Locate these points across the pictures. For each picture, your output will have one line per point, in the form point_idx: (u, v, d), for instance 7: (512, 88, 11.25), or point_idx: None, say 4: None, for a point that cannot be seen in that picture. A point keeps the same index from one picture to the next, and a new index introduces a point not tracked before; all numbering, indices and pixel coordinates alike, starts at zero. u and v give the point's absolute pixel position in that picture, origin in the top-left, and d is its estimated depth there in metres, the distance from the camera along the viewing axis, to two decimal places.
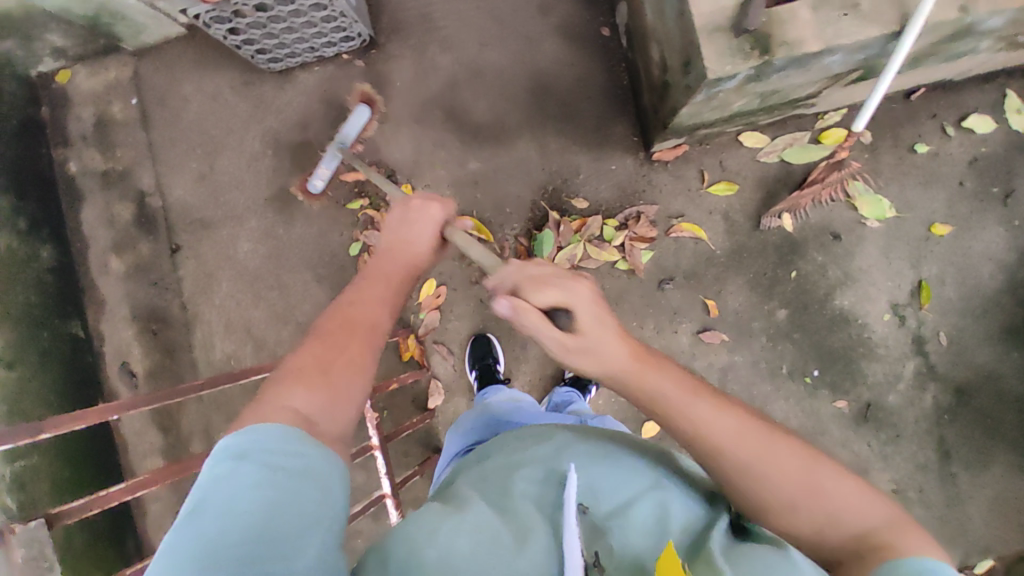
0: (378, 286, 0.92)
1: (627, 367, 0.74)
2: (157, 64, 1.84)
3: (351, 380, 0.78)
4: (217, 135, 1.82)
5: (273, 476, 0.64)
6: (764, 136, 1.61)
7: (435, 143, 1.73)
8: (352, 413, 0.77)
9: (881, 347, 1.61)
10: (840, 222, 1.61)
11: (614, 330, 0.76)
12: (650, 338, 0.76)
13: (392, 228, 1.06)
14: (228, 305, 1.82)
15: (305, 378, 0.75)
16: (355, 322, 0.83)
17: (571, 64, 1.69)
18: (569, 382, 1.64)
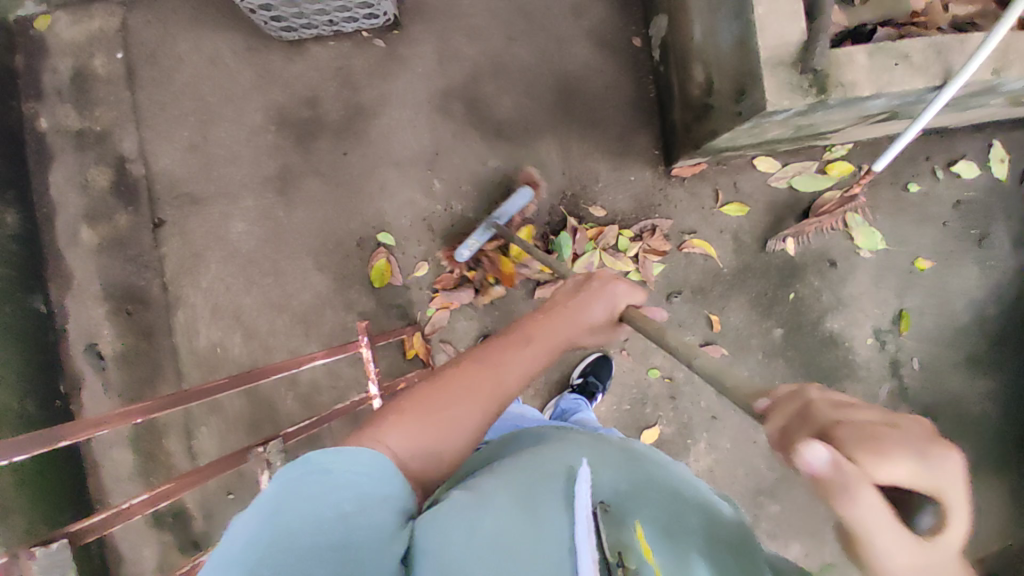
0: (519, 354, 0.87)
1: (869, 490, 0.48)
2: (150, 19, 1.70)
3: (449, 446, 0.77)
4: (213, 104, 1.69)
5: (349, 494, 0.62)
6: (776, 162, 1.68)
7: (455, 136, 1.68)
8: (435, 478, 0.76)
9: (863, 369, 1.73)
10: (838, 250, 1.71)
11: (865, 435, 0.50)
12: (932, 471, 0.49)
13: (571, 292, 1.00)
14: (215, 289, 1.69)
15: (416, 426, 0.75)
16: (479, 389, 0.81)
17: (600, 70, 1.67)
18: (577, 389, 1.64)
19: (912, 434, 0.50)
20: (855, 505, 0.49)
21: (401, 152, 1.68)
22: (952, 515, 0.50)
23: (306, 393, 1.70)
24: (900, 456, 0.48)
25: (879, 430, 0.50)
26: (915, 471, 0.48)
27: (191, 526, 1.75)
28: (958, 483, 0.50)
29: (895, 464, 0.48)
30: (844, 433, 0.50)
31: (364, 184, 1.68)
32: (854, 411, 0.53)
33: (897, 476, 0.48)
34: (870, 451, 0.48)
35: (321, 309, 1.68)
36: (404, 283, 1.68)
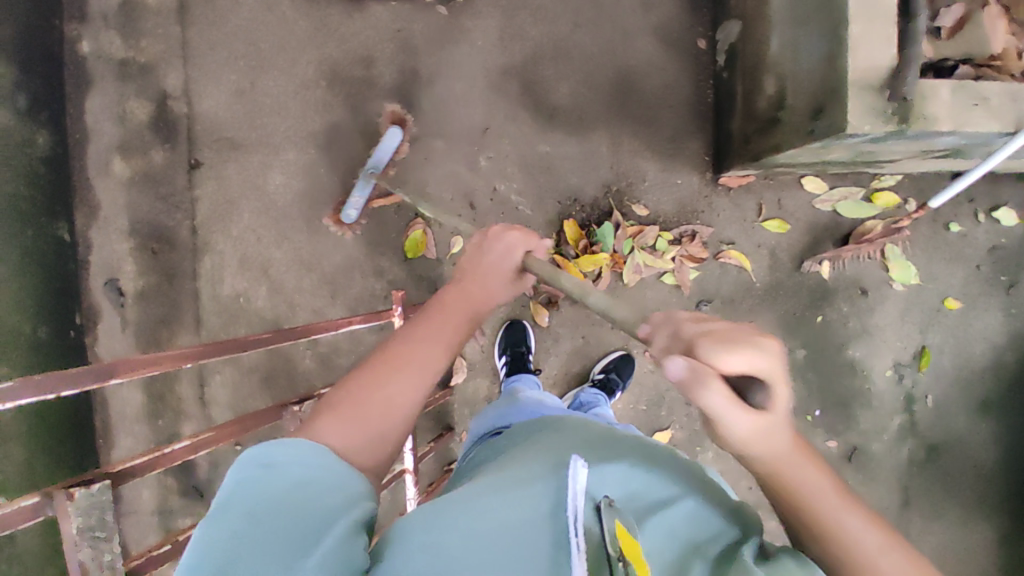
0: (431, 324, 0.88)
1: (716, 388, 0.62)
2: None
3: (383, 422, 0.77)
4: (265, 51, 1.65)
5: (295, 479, 0.66)
6: (824, 184, 1.68)
7: (507, 116, 1.65)
8: (382, 455, 0.76)
9: (878, 400, 1.75)
10: (870, 279, 1.71)
11: (714, 339, 0.64)
12: (761, 359, 0.64)
13: (469, 256, 0.98)
14: (245, 239, 1.66)
15: (341, 416, 0.75)
16: (395, 362, 0.81)
17: (661, 68, 1.65)
18: (597, 383, 1.63)
19: (743, 331, 0.66)
20: (710, 398, 0.62)
21: (451, 125, 1.65)
22: (776, 398, 0.66)
23: (325, 355, 1.68)
24: (739, 353, 0.63)
25: (726, 333, 0.65)
26: (749, 360, 0.63)
27: (193, 473, 1.75)
28: (780, 366, 0.65)
29: (735, 358, 0.63)
30: (700, 341, 0.64)
31: (408, 153, 1.65)
32: (711, 324, 0.67)
33: (739, 367, 0.63)
34: (716, 351, 0.63)
35: (351, 272, 1.66)
36: (437, 257, 1.66)
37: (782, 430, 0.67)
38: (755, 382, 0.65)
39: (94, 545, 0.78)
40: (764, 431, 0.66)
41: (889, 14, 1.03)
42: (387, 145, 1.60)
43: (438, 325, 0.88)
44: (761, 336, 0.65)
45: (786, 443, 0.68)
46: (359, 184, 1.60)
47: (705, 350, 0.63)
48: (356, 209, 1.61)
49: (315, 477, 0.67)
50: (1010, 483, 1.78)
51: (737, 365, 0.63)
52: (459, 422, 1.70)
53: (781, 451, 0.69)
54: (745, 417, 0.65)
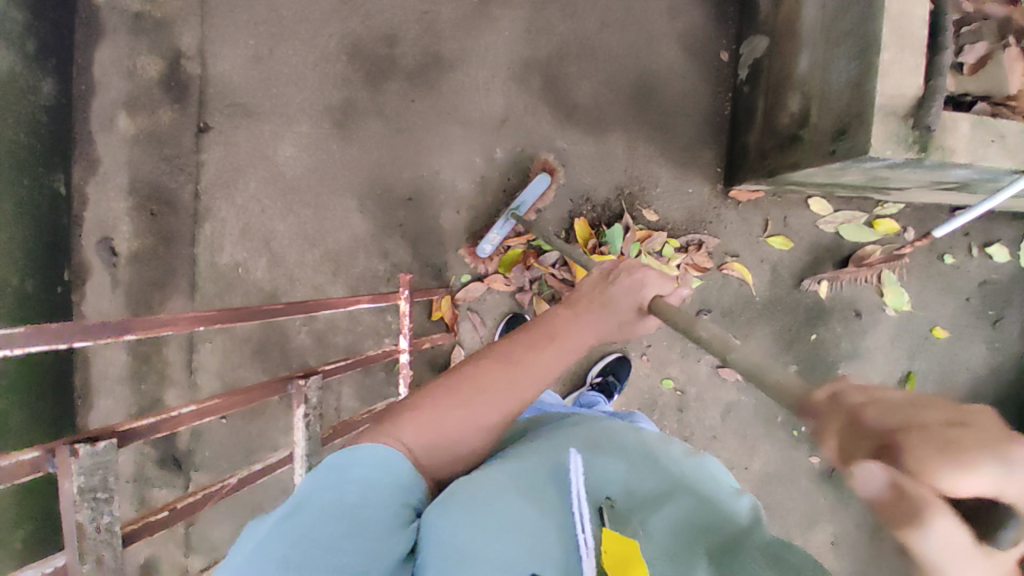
0: (535, 348, 0.85)
1: (942, 514, 0.40)
2: None
3: (456, 438, 0.76)
4: (287, 19, 1.61)
5: (358, 484, 0.67)
6: (829, 206, 1.71)
7: (528, 109, 1.65)
8: (448, 470, 0.76)
9: None
10: (865, 302, 1.76)
11: (943, 442, 0.40)
12: (1012, 473, 0.40)
13: (593, 281, 0.94)
14: (250, 208, 1.63)
15: (425, 421, 0.76)
16: (487, 379, 0.80)
17: (683, 76, 1.66)
18: (596, 385, 1.66)
19: (987, 427, 0.41)
20: (922, 528, 0.41)
21: (470, 112, 1.64)
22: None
23: (321, 332, 1.66)
24: (985, 465, 0.40)
25: (956, 428, 0.41)
26: (999, 478, 0.40)
27: (174, 441, 1.71)
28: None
29: (976, 475, 0.39)
30: (915, 437, 0.40)
31: (424, 137, 1.64)
32: (926, 410, 0.42)
33: (976, 488, 0.40)
34: (939, 456, 0.39)
35: (356, 251, 1.64)
36: (445, 244, 1.65)
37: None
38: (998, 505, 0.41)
39: (94, 505, 0.76)
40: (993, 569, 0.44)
41: (919, 45, 1.06)
42: (534, 189, 1.61)
43: (540, 346, 0.85)
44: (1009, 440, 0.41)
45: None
46: (501, 224, 1.59)
47: (917, 451, 0.40)
48: (493, 246, 1.61)
49: (385, 482, 0.68)
50: None
51: (968, 481, 0.39)
52: None
53: None
54: (980, 560, 0.42)
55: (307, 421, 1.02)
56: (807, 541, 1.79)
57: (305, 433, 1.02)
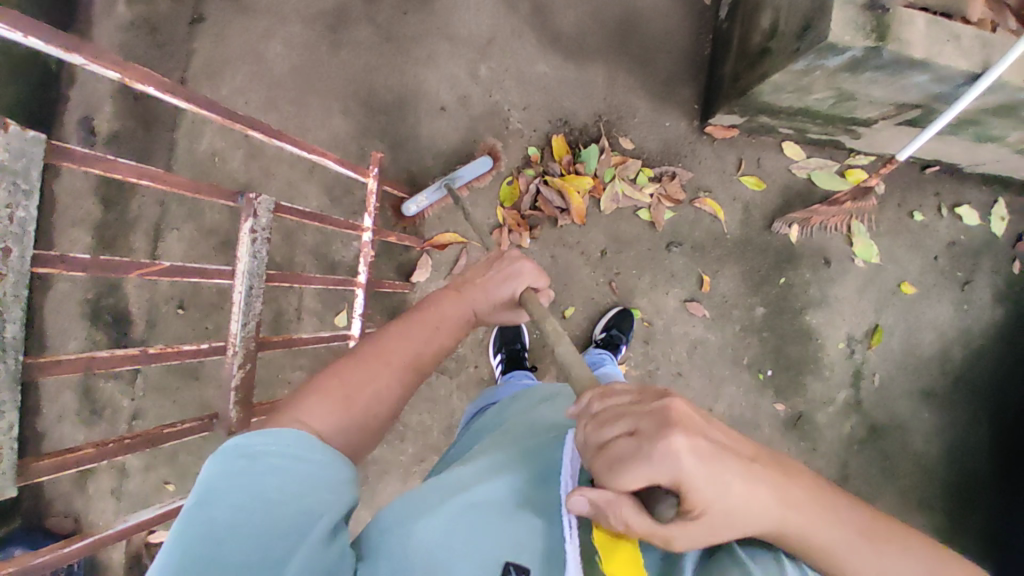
0: (425, 324, 0.88)
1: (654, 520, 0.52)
2: None
3: (366, 417, 0.78)
4: None
5: (283, 476, 0.65)
6: (801, 151, 1.75)
7: (516, 32, 1.71)
8: (352, 451, 0.77)
9: (827, 369, 1.78)
10: (834, 250, 1.77)
11: (616, 458, 0.51)
12: (681, 467, 0.49)
13: (478, 267, 0.99)
14: (233, 99, 1.65)
15: (325, 398, 0.76)
16: (385, 359, 0.82)
17: (667, 15, 1.73)
18: (600, 342, 1.64)
19: (642, 442, 0.50)
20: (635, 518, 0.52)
21: (460, 29, 1.69)
22: (703, 505, 0.51)
23: (289, 230, 1.65)
24: (635, 471, 0.49)
25: (617, 450, 0.51)
26: (651, 474, 0.49)
27: (128, 330, 1.67)
28: (690, 466, 0.49)
29: (635, 475, 0.49)
30: (595, 463, 0.52)
31: (412, 46, 1.68)
32: (614, 399, 0.56)
33: (638, 482, 0.50)
34: (613, 467, 0.51)
35: (333, 151, 1.66)
36: (423, 152, 1.67)
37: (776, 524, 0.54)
38: (666, 489, 0.50)
39: (15, 188, 0.66)
40: (726, 522, 0.52)
41: None
42: (475, 167, 1.63)
43: (432, 338, 0.87)
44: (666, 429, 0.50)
45: (761, 508, 0.53)
46: (432, 189, 1.62)
47: (599, 469, 0.52)
48: (418, 208, 1.62)
49: (303, 469, 0.66)
50: (946, 481, 1.79)
51: (641, 476, 0.50)
52: None
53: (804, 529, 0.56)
54: (692, 531, 0.52)
55: (254, 239, 1.01)
56: None
57: (251, 249, 1.00)
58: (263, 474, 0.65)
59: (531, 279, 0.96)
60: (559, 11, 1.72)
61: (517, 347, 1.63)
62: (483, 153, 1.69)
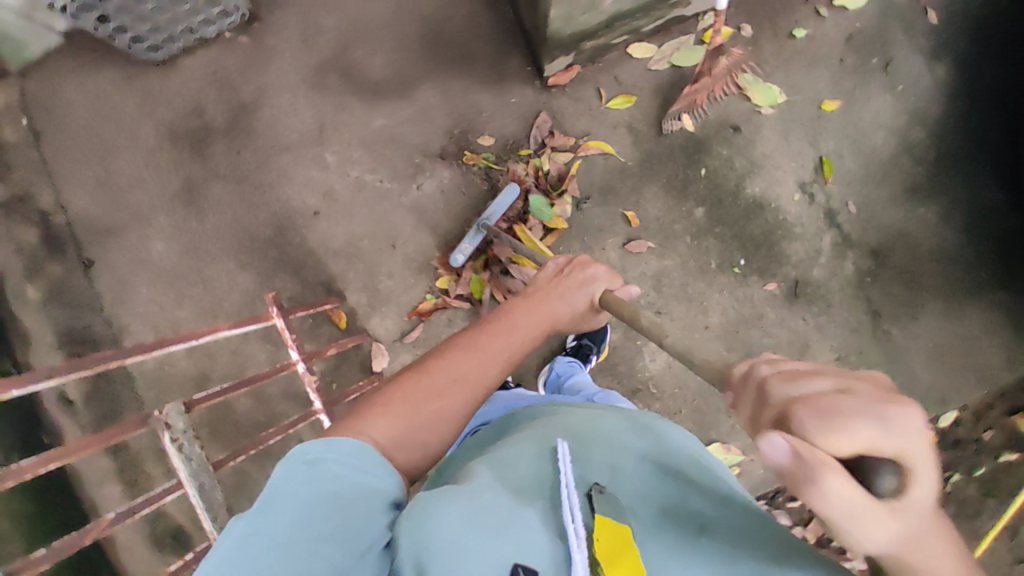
0: (494, 337, 0.95)
1: (839, 476, 0.47)
2: (45, 81, 1.70)
3: (435, 426, 0.82)
4: (110, 137, 1.73)
5: (334, 484, 0.66)
6: (651, 45, 1.66)
7: (338, 107, 1.71)
8: (416, 460, 0.80)
9: (798, 226, 1.67)
10: (735, 115, 1.68)
11: (821, 414, 0.49)
12: (893, 435, 0.48)
13: (546, 280, 1.11)
14: (151, 310, 1.74)
15: (391, 412, 0.80)
16: (461, 372, 0.88)
17: (456, 5, 1.69)
18: (570, 351, 1.62)
19: (865, 398, 0.50)
20: (826, 501, 0.48)
21: (291, 136, 1.72)
22: (917, 479, 0.50)
23: (257, 389, 1.74)
24: (861, 425, 0.48)
25: (840, 403, 0.50)
26: (883, 439, 0.48)
27: (189, 543, 1.81)
28: (921, 438, 0.49)
29: (856, 438, 0.48)
30: (796, 408, 0.51)
31: (263, 175, 1.73)
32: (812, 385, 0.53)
33: (860, 446, 0.48)
34: (825, 428, 0.49)
35: (253, 304, 1.73)
36: (321, 258, 1.71)
37: (933, 528, 0.51)
38: (882, 462, 0.49)
39: None
40: (917, 527, 0.51)
41: None
42: (505, 200, 1.63)
43: (502, 347, 0.94)
44: (896, 401, 0.49)
45: (935, 540, 0.51)
46: (473, 234, 1.64)
47: (807, 422, 0.49)
48: (465, 255, 1.64)
49: (360, 478, 0.68)
50: (976, 259, 1.67)
51: (855, 442, 0.48)
52: None
53: (941, 546, 0.52)
54: (881, 513, 0.49)
55: (180, 444, 1.10)
56: None
57: (182, 454, 1.10)
58: (336, 492, 0.66)
59: (599, 287, 1.11)
60: (362, 63, 1.70)
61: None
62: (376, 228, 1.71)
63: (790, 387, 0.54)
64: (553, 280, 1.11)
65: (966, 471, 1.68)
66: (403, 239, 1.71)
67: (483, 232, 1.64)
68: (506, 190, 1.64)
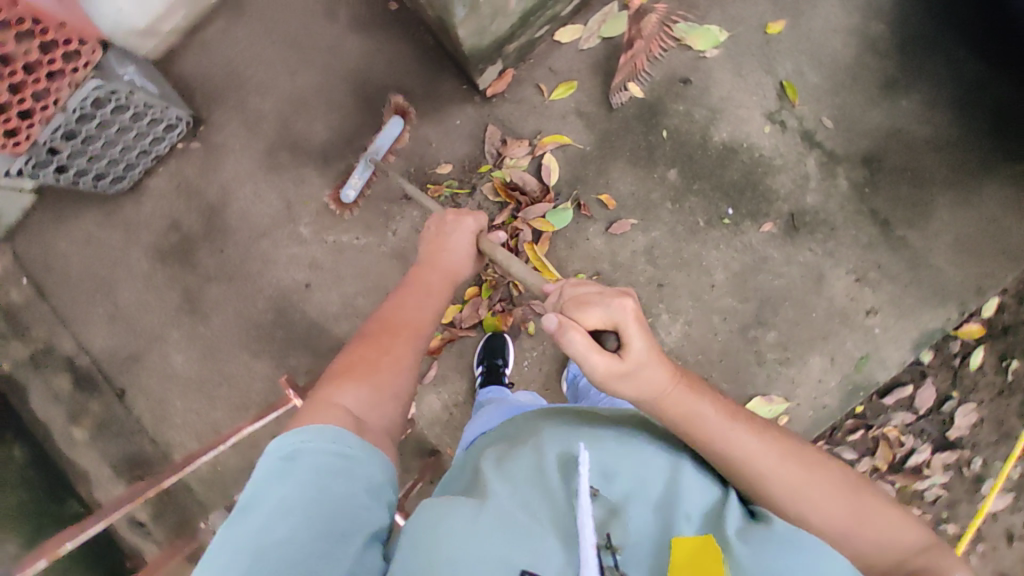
0: (410, 296, 1.02)
1: (580, 335, 0.79)
2: (32, 238, 1.75)
3: (394, 380, 0.88)
4: (107, 274, 1.74)
5: (315, 475, 0.71)
6: (577, 26, 1.62)
7: (297, 181, 1.71)
8: (392, 415, 0.86)
9: (777, 158, 1.61)
10: (681, 67, 1.62)
11: (579, 303, 0.83)
12: (615, 313, 0.80)
13: (433, 237, 1.17)
14: (190, 419, 1.73)
15: (350, 380, 0.86)
16: (394, 331, 0.94)
17: (377, 50, 1.69)
18: None
19: (605, 293, 0.83)
20: (581, 359, 0.80)
21: (258, 219, 1.72)
22: (640, 346, 0.79)
23: None
24: (596, 310, 0.81)
25: (586, 298, 0.83)
26: (610, 317, 0.80)
27: None
28: (635, 317, 0.80)
29: (595, 315, 0.81)
30: (568, 304, 0.84)
31: (252, 265, 1.72)
32: (585, 290, 0.85)
33: (597, 320, 0.81)
34: (577, 311, 0.82)
35: (275, 389, 1.72)
36: (326, 325, 1.71)
37: (654, 372, 0.80)
38: (610, 330, 0.82)
39: None
40: (652, 370, 0.80)
41: None
42: (389, 131, 1.64)
43: (420, 303, 1.01)
44: (619, 296, 0.81)
45: (662, 380, 0.80)
46: (360, 167, 1.66)
47: (569, 310, 0.83)
48: (356, 189, 1.66)
49: (337, 463, 0.73)
50: (975, 136, 1.58)
51: (592, 318, 0.81)
52: (439, 442, 1.68)
53: (662, 385, 0.81)
54: (623, 365, 0.79)
55: None
56: (829, 297, 1.60)
57: None
58: (319, 476, 0.71)
59: (473, 232, 1.16)
60: (308, 131, 1.70)
61: (499, 363, 1.62)
62: (369, 283, 1.70)
63: (570, 297, 0.85)
64: (435, 235, 1.16)
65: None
66: (395, 288, 1.70)
67: (372, 167, 1.66)
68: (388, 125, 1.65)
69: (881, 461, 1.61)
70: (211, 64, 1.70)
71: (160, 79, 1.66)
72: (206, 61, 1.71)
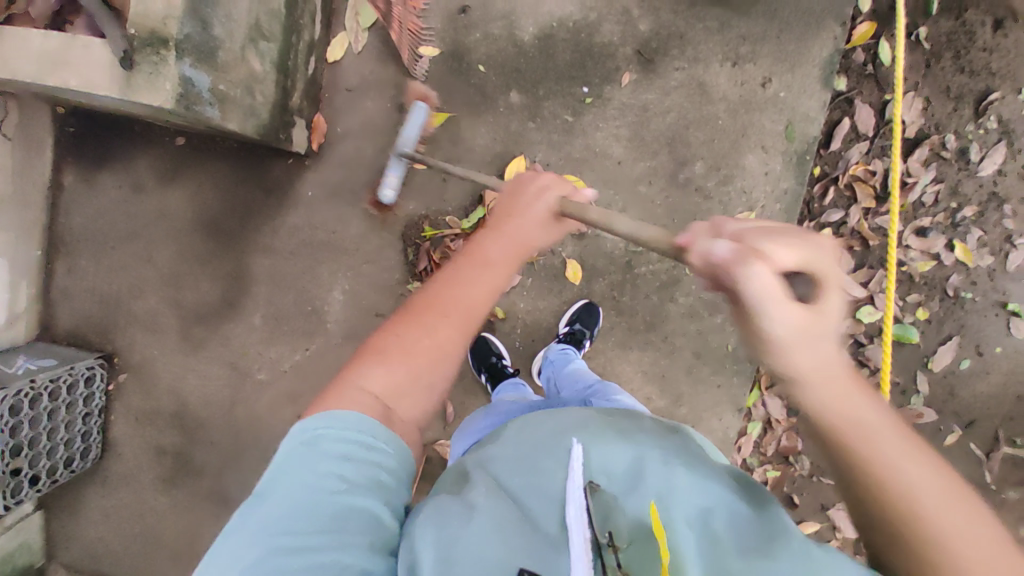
0: (471, 263, 0.89)
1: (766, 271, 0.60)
2: (62, 546, 1.75)
3: (436, 369, 0.81)
4: (140, 527, 1.74)
5: (335, 460, 0.70)
6: (340, 37, 1.56)
7: (226, 341, 1.69)
8: (419, 410, 0.80)
9: (591, 14, 1.53)
10: (451, 2, 1.55)
11: (773, 235, 0.63)
12: (817, 254, 0.61)
13: (505, 203, 1.02)
14: None
15: (391, 358, 0.80)
16: (454, 309, 0.84)
17: (200, 185, 1.64)
18: (564, 338, 1.58)
19: (799, 231, 0.64)
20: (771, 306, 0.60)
21: (220, 393, 1.70)
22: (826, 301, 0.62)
23: None
24: (789, 245, 0.61)
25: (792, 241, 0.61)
26: (807, 257, 0.61)
27: None
28: (832, 265, 0.63)
29: (791, 252, 0.61)
30: (748, 239, 0.63)
31: (244, 433, 1.71)
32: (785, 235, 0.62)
33: (792, 260, 0.61)
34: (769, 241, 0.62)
35: None
36: None
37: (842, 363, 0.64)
38: (804, 275, 0.62)
39: None
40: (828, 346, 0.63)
41: (69, 43, 1.02)
42: (415, 120, 1.52)
43: (475, 281, 0.86)
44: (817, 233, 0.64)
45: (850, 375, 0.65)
46: (393, 166, 1.56)
47: (755, 241, 0.62)
48: (394, 188, 1.57)
49: (361, 452, 0.72)
50: None
51: (785, 254, 0.61)
52: None
53: (866, 402, 0.65)
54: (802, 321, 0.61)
55: None
56: (722, 97, 1.54)
57: None
58: (335, 464, 0.70)
59: (557, 196, 0.98)
60: (199, 294, 1.68)
61: (496, 361, 1.61)
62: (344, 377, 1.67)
63: (767, 241, 0.61)
64: (516, 191, 1.03)
65: (925, 15, 1.56)
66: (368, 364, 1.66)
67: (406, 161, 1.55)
68: (414, 112, 1.53)
69: (867, 199, 1.58)
70: (82, 302, 1.68)
71: (55, 348, 1.65)
72: (77, 304, 1.68)
